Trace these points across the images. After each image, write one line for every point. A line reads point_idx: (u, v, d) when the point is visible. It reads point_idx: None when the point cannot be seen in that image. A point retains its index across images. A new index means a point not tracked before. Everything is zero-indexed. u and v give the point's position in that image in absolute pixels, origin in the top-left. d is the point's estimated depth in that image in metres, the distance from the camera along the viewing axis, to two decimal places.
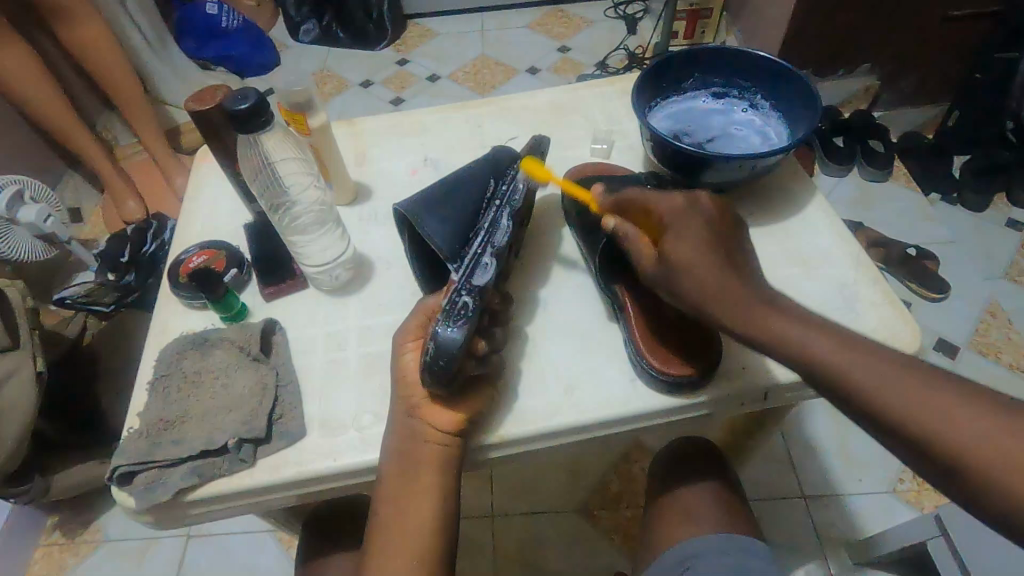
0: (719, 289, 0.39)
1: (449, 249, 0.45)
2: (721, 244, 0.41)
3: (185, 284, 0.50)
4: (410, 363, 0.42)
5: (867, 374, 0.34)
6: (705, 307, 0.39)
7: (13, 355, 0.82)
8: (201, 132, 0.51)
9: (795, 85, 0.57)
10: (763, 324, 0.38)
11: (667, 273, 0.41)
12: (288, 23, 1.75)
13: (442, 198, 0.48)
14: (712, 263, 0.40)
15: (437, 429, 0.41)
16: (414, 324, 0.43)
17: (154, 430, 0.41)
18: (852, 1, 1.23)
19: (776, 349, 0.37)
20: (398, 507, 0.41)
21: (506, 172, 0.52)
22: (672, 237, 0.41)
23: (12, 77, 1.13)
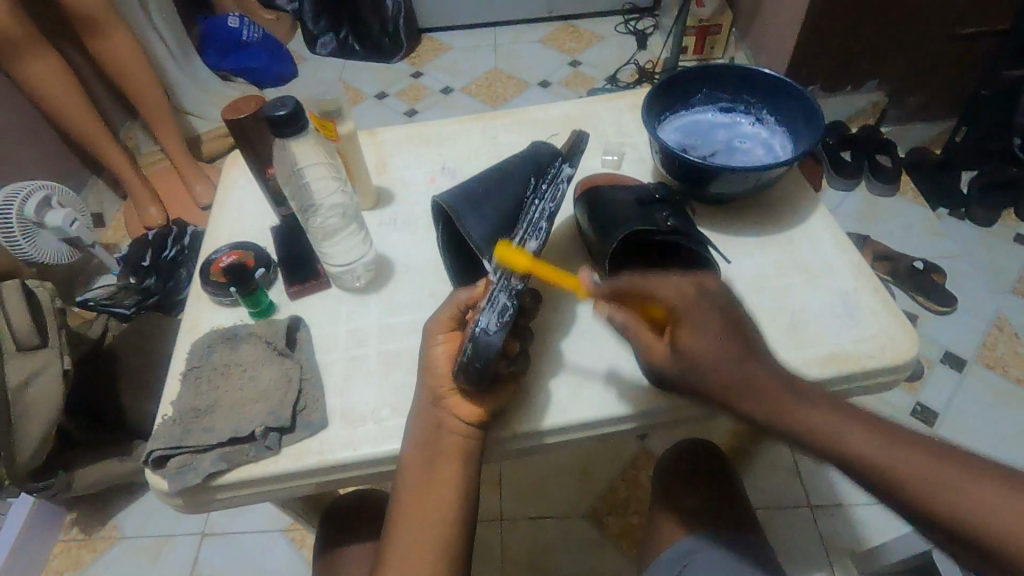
0: (741, 379, 0.41)
1: (485, 245, 0.47)
2: (739, 329, 0.43)
3: (215, 282, 0.53)
4: (440, 355, 0.44)
5: (881, 455, 0.37)
6: (722, 395, 0.42)
7: (43, 352, 0.85)
8: (234, 136, 0.55)
9: (798, 101, 0.60)
10: (793, 418, 0.40)
11: (681, 360, 0.43)
12: (306, 37, 1.80)
13: (481, 196, 0.49)
14: (728, 351, 0.42)
15: (462, 421, 0.43)
16: (445, 316, 0.45)
17: (187, 418, 0.44)
18: (858, 19, 1.26)
19: (795, 436, 0.40)
20: (420, 493, 0.43)
21: (546, 171, 0.52)
22: (685, 326, 0.43)
23: (44, 87, 1.17)
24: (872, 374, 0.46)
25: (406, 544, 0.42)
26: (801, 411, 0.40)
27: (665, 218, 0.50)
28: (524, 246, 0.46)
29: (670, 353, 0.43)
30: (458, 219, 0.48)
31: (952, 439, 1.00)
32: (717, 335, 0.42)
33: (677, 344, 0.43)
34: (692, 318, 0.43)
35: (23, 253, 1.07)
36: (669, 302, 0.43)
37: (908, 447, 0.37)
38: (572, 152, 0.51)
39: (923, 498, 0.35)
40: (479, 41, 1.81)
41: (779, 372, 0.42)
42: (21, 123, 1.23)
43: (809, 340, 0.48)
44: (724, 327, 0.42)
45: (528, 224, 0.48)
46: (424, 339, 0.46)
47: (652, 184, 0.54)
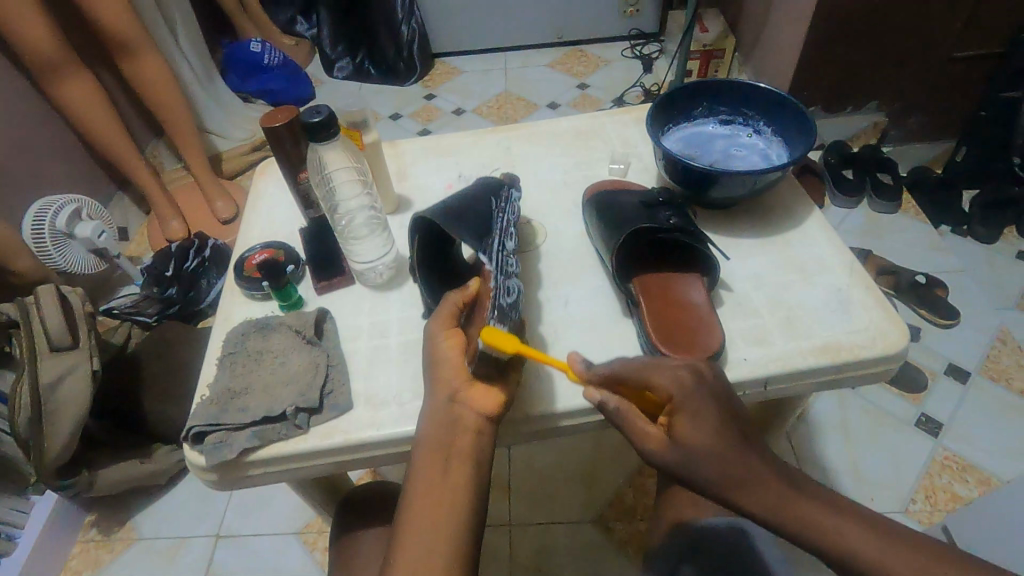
0: (743, 477, 0.42)
1: (474, 239, 0.52)
2: (738, 428, 0.44)
3: (249, 278, 0.58)
4: (447, 349, 0.45)
5: (880, 554, 0.39)
6: (724, 491, 0.42)
7: (73, 354, 0.89)
8: (269, 143, 0.59)
9: (791, 114, 0.64)
10: (791, 512, 0.41)
11: (681, 452, 0.43)
12: (324, 61, 1.88)
13: (458, 205, 0.54)
14: (728, 450, 0.42)
15: (479, 414, 0.44)
16: (446, 313, 0.47)
17: (224, 398, 0.47)
18: (857, 43, 1.30)
19: (796, 536, 0.41)
20: (431, 486, 0.42)
21: (500, 190, 0.60)
22: (683, 416, 0.43)
23: (78, 105, 1.23)
24: (865, 361, 0.49)
25: (416, 537, 0.40)
26: (802, 508, 0.41)
27: (669, 217, 0.54)
28: (502, 250, 0.54)
29: (670, 443, 0.43)
30: (446, 225, 0.51)
31: (957, 449, 1.01)
32: (716, 428, 0.43)
33: (676, 436, 0.43)
34: (691, 406, 0.43)
35: (52, 262, 1.11)
36: (666, 392, 0.44)
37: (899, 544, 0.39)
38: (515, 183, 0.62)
39: None
40: (491, 65, 1.88)
41: (778, 468, 0.43)
42: (53, 139, 1.29)
43: (805, 331, 0.51)
44: (723, 428, 0.43)
45: (501, 231, 0.56)
46: (425, 341, 0.47)
47: (656, 191, 0.58)
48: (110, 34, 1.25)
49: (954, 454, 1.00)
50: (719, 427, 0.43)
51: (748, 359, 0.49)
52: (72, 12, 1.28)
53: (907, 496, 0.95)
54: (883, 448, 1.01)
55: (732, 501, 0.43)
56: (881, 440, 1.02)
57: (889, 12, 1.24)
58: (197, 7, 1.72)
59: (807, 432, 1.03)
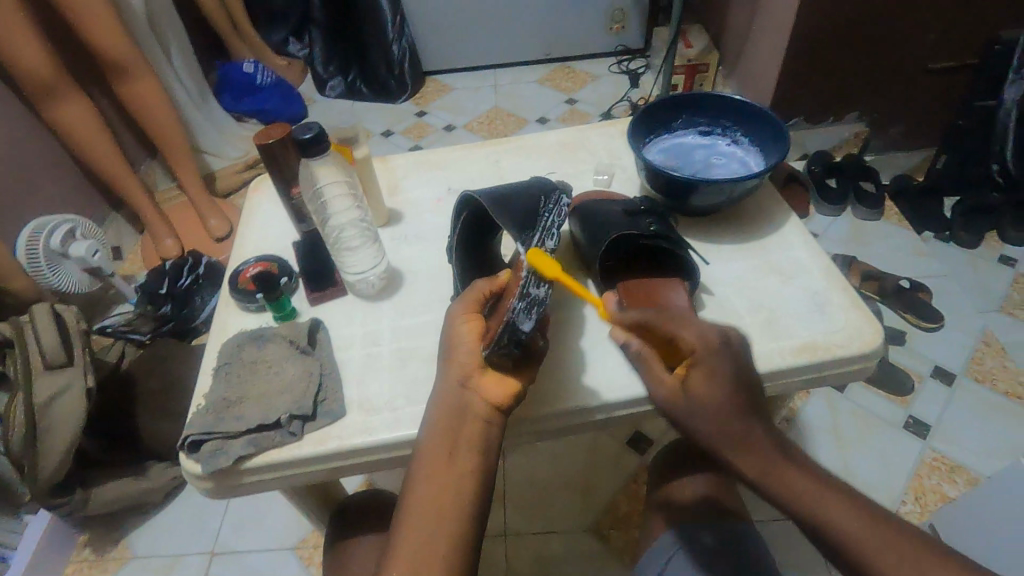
0: (741, 437, 0.44)
1: (515, 231, 0.51)
2: (749, 394, 0.45)
3: (243, 291, 0.59)
4: (464, 332, 0.46)
5: (864, 532, 0.40)
6: (720, 447, 0.45)
7: (68, 371, 0.89)
8: (262, 159, 0.61)
9: (767, 124, 0.66)
10: (779, 479, 0.43)
11: (689, 404, 0.45)
12: (316, 81, 1.91)
13: (505, 197, 0.55)
14: (733, 410, 0.44)
15: (491, 404, 0.45)
16: (472, 298, 0.48)
17: (220, 407, 0.49)
18: (837, 56, 1.34)
19: (779, 499, 0.43)
20: (437, 473, 0.43)
21: (557, 189, 0.58)
22: (699, 372, 0.45)
23: (73, 127, 1.25)
24: (842, 359, 0.51)
25: (420, 522, 0.42)
26: (791, 477, 0.43)
27: (649, 224, 0.56)
28: (545, 244, 0.50)
29: (681, 397, 0.46)
30: (492, 207, 0.53)
31: (945, 451, 1.02)
32: (726, 388, 0.44)
33: (687, 389, 0.46)
34: (708, 363, 0.45)
35: (46, 281, 1.12)
36: (691, 346, 0.46)
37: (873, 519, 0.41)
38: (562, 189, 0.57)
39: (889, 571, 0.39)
40: (481, 83, 1.91)
41: (775, 438, 0.45)
42: (47, 160, 1.30)
43: (784, 332, 0.53)
44: (734, 389, 0.45)
45: (543, 230, 0.51)
46: (446, 324, 0.48)
47: (637, 200, 0.60)
48: (105, 57, 1.27)
49: (943, 456, 1.01)
50: (729, 386, 0.44)
51: None
52: (68, 35, 1.30)
53: (898, 498, 0.96)
54: (873, 450, 1.02)
55: (723, 455, 0.45)
56: (871, 443, 1.03)
57: (866, 26, 1.28)
58: (190, 29, 1.75)
59: (798, 436, 1.04)
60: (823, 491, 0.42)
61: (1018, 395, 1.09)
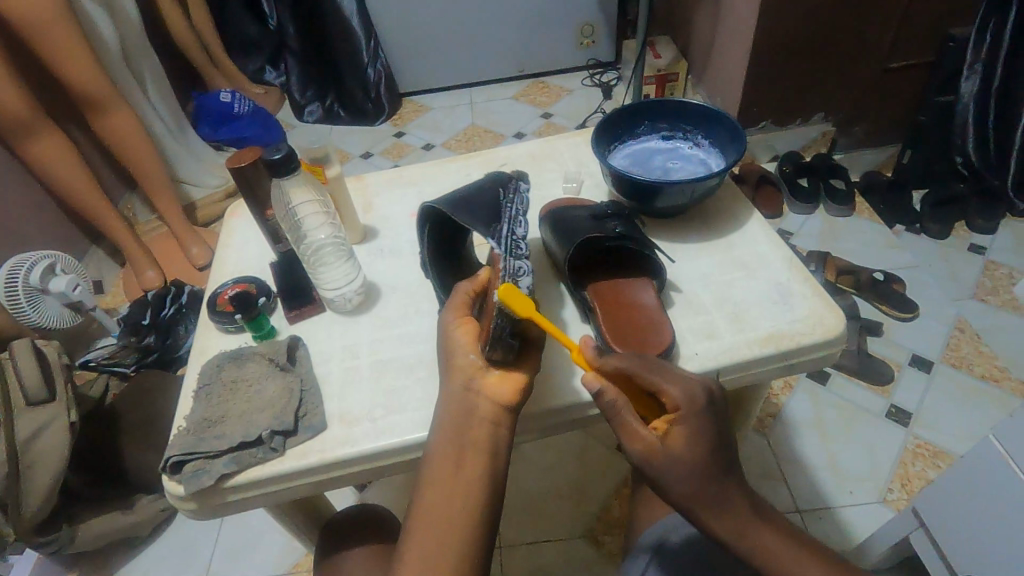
0: (716, 496, 0.46)
1: (482, 226, 0.53)
2: (721, 461, 0.46)
3: (220, 312, 0.60)
4: (460, 335, 0.48)
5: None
6: (692, 507, 0.47)
7: (50, 406, 0.89)
8: (237, 185, 0.62)
9: (725, 125, 0.69)
10: (753, 541, 0.48)
11: (669, 462, 0.45)
12: (294, 106, 1.93)
13: (465, 200, 0.56)
14: (707, 478, 0.46)
15: (496, 402, 0.46)
16: (459, 302, 0.50)
17: (201, 427, 0.50)
18: (799, 59, 1.38)
19: (748, 555, 0.48)
20: (444, 476, 0.44)
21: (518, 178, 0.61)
22: (682, 429, 0.46)
23: (48, 165, 1.25)
24: (805, 348, 0.54)
25: (431, 528, 0.43)
26: (763, 536, 0.48)
27: (614, 226, 0.58)
28: (513, 234, 0.51)
29: (661, 452, 0.45)
30: (455, 212, 0.55)
31: (927, 437, 1.04)
32: (704, 448, 0.46)
33: (668, 445, 0.45)
34: (691, 419, 0.46)
35: (27, 319, 1.10)
36: (675, 402, 0.46)
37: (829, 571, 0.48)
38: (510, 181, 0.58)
39: None
40: (458, 101, 1.95)
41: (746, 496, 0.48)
42: (24, 197, 1.30)
43: (750, 324, 0.56)
44: (710, 457, 0.46)
45: (510, 219, 0.52)
46: (440, 331, 0.50)
47: (604, 204, 0.62)
48: (81, 93, 1.28)
49: (925, 442, 1.03)
50: (706, 445, 0.46)
51: (699, 353, 0.54)
52: (41, 74, 1.31)
53: (884, 486, 0.98)
54: (859, 440, 1.04)
55: (696, 513, 0.47)
56: (856, 432, 1.05)
57: (824, 30, 1.33)
58: (165, 62, 1.76)
59: (784, 429, 1.06)
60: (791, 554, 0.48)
61: (994, 378, 1.12)
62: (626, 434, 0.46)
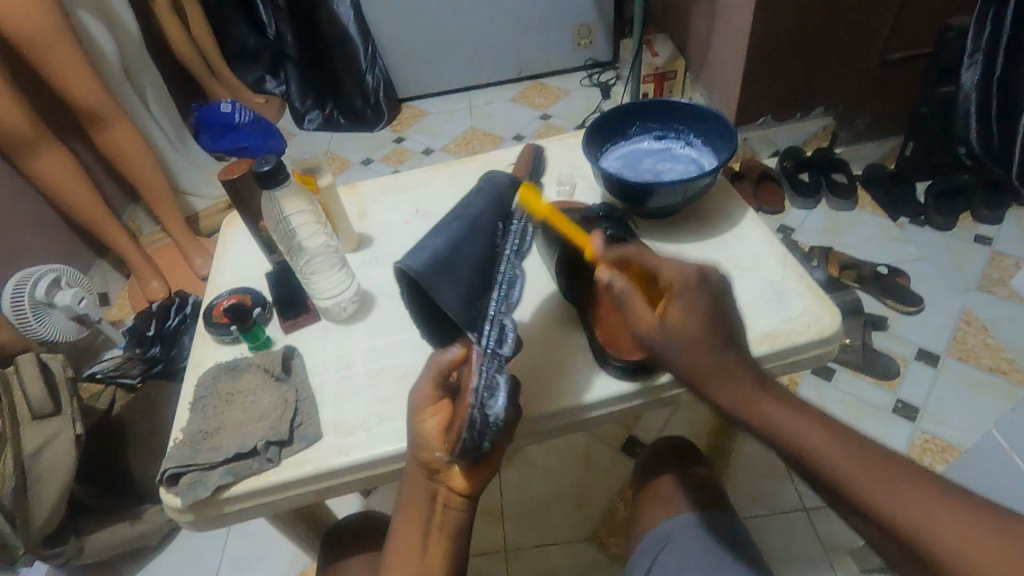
0: (717, 363, 0.45)
1: (467, 307, 0.42)
2: (725, 328, 0.46)
3: (217, 323, 0.60)
4: (429, 429, 0.44)
5: (830, 450, 0.41)
6: (699, 380, 0.46)
7: (56, 419, 0.90)
8: (230, 197, 0.62)
9: (717, 124, 0.69)
10: (754, 409, 0.44)
11: (666, 334, 0.47)
12: (294, 114, 1.93)
13: (453, 263, 0.42)
14: (708, 341, 0.45)
15: (456, 493, 0.46)
16: (428, 388, 0.44)
17: (197, 439, 0.51)
18: (796, 53, 1.37)
19: (765, 432, 0.44)
20: (409, 551, 0.46)
21: (509, 214, 0.50)
22: (677, 306, 0.46)
23: (51, 179, 1.26)
24: (801, 347, 0.54)
25: None
26: (768, 407, 0.44)
27: (607, 228, 0.58)
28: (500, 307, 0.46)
29: (658, 329, 0.47)
30: (438, 290, 0.40)
31: (935, 432, 1.03)
32: (704, 318, 0.46)
33: (665, 321, 0.47)
34: (686, 295, 0.46)
35: (33, 332, 1.11)
36: (669, 281, 0.47)
37: (867, 453, 0.40)
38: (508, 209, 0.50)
39: (883, 508, 0.38)
40: (456, 105, 1.95)
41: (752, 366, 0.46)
42: (28, 211, 1.32)
43: (744, 324, 0.55)
44: (709, 325, 0.46)
45: (500, 284, 0.47)
46: (410, 410, 0.46)
47: (596, 206, 0.62)
48: (83, 108, 1.29)
49: (933, 437, 1.02)
50: (702, 317, 0.46)
51: None
52: (41, 90, 1.32)
53: None
54: (863, 435, 1.03)
55: (701, 388, 0.46)
56: (861, 428, 1.04)
57: (821, 23, 1.32)
58: (166, 74, 1.77)
59: None
60: (815, 435, 0.42)
61: (1002, 370, 1.10)
62: (631, 317, 0.48)
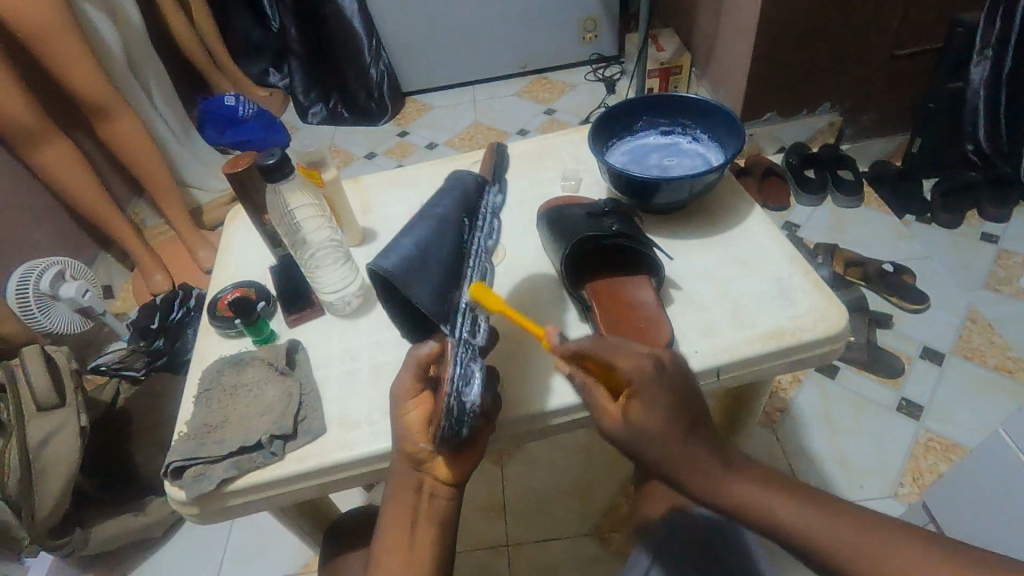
0: (684, 460, 0.44)
1: (439, 299, 0.43)
2: (690, 415, 0.44)
3: (221, 317, 0.61)
4: (412, 420, 0.45)
5: (810, 526, 0.41)
6: (671, 473, 0.44)
7: (61, 411, 0.90)
8: (234, 190, 0.62)
9: (724, 119, 0.68)
10: (728, 492, 0.43)
11: (630, 432, 0.45)
12: (298, 108, 1.93)
13: (421, 260, 0.43)
14: (675, 439, 0.43)
15: (441, 482, 0.46)
16: (409, 383, 0.46)
17: (201, 432, 0.51)
18: (804, 48, 1.36)
19: (741, 514, 0.43)
20: (397, 546, 0.45)
21: (473, 210, 0.52)
22: (637, 404, 0.44)
23: (55, 171, 1.26)
24: (808, 344, 0.53)
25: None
26: (738, 489, 0.43)
27: (612, 224, 0.58)
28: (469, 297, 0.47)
29: (622, 425, 0.45)
30: (407, 285, 0.42)
31: (939, 430, 1.02)
32: (666, 416, 0.44)
33: (629, 418, 0.45)
34: (645, 393, 0.44)
35: (37, 325, 1.11)
36: (627, 376, 0.45)
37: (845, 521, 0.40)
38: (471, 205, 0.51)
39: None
40: (460, 99, 1.95)
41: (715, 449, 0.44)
42: (32, 203, 1.32)
43: (750, 321, 0.55)
44: (672, 421, 0.44)
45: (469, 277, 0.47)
46: (394, 404, 0.47)
47: (602, 202, 0.61)
48: (88, 100, 1.29)
49: (937, 436, 1.02)
50: (667, 417, 0.43)
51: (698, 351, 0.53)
52: (46, 82, 1.32)
53: (896, 480, 0.97)
54: (867, 433, 1.03)
55: (674, 479, 0.45)
56: (864, 425, 1.04)
57: (830, 17, 1.30)
58: (170, 67, 1.77)
59: (792, 425, 1.05)
60: (794, 513, 0.41)
61: (1008, 369, 1.10)
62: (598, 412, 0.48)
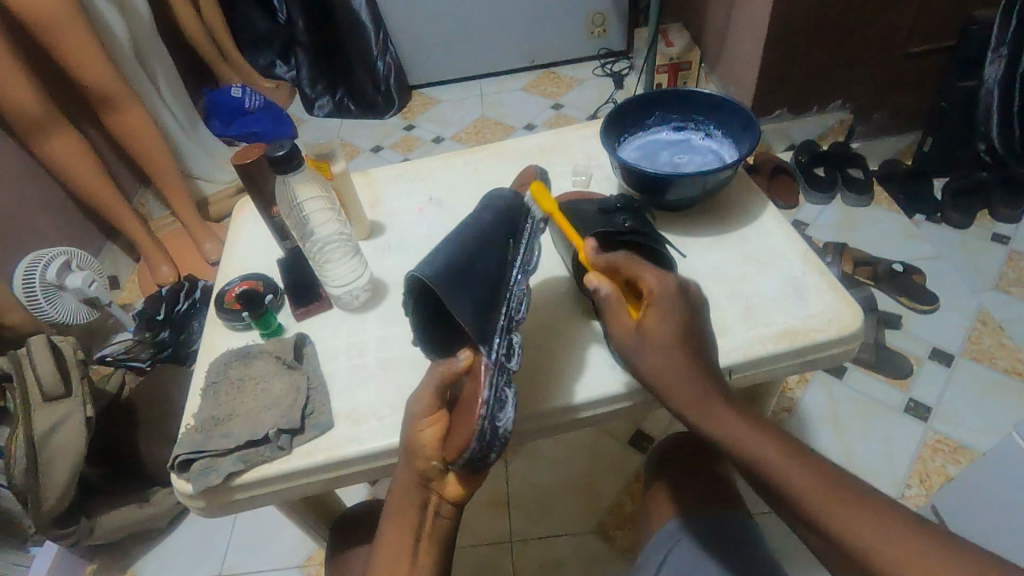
0: (680, 382, 0.44)
1: (475, 317, 0.43)
2: (695, 340, 0.46)
3: (228, 309, 0.60)
4: (426, 439, 0.44)
5: (780, 466, 0.40)
6: (668, 393, 0.45)
7: (66, 402, 0.90)
8: (242, 181, 0.62)
9: (738, 116, 0.67)
10: (716, 421, 0.43)
11: (640, 344, 0.46)
12: (304, 100, 1.92)
13: (458, 274, 0.44)
14: (682, 358, 0.45)
15: (448, 501, 0.45)
16: (428, 397, 0.44)
17: (208, 425, 0.51)
18: (816, 45, 1.35)
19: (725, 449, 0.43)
20: (398, 562, 0.43)
21: (521, 232, 0.52)
22: (654, 311, 0.46)
23: (62, 162, 1.26)
24: (821, 344, 0.53)
25: None
26: (726, 419, 0.43)
27: (625, 220, 0.57)
28: (509, 321, 0.48)
29: (635, 334, 0.46)
30: (445, 298, 0.42)
31: (947, 432, 1.02)
32: (681, 326, 0.45)
33: (643, 329, 0.46)
34: (664, 304, 0.46)
35: (43, 315, 1.11)
36: (649, 287, 0.47)
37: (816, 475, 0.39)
38: (519, 226, 0.52)
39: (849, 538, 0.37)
40: (467, 93, 1.94)
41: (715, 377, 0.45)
42: (39, 193, 1.32)
43: (763, 319, 0.55)
44: (683, 336, 0.45)
45: (508, 301, 0.48)
46: (406, 418, 0.45)
47: (615, 197, 0.61)
48: (95, 90, 1.28)
49: (945, 437, 1.01)
50: (680, 326, 0.45)
51: None
52: (53, 72, 1.32)
53: (902, 482, 0.96)
54: (875, 433, 1.02)
55: (665, 397, 0.45)
56: (870, 426, 1.03)
57: (844, 14, 1.29)
58: (177, 58, 1.76)
59: (798, 424, 1.04)
60: (769, 449, 0.41)
61: (1018, 371, 1.09)
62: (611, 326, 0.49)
